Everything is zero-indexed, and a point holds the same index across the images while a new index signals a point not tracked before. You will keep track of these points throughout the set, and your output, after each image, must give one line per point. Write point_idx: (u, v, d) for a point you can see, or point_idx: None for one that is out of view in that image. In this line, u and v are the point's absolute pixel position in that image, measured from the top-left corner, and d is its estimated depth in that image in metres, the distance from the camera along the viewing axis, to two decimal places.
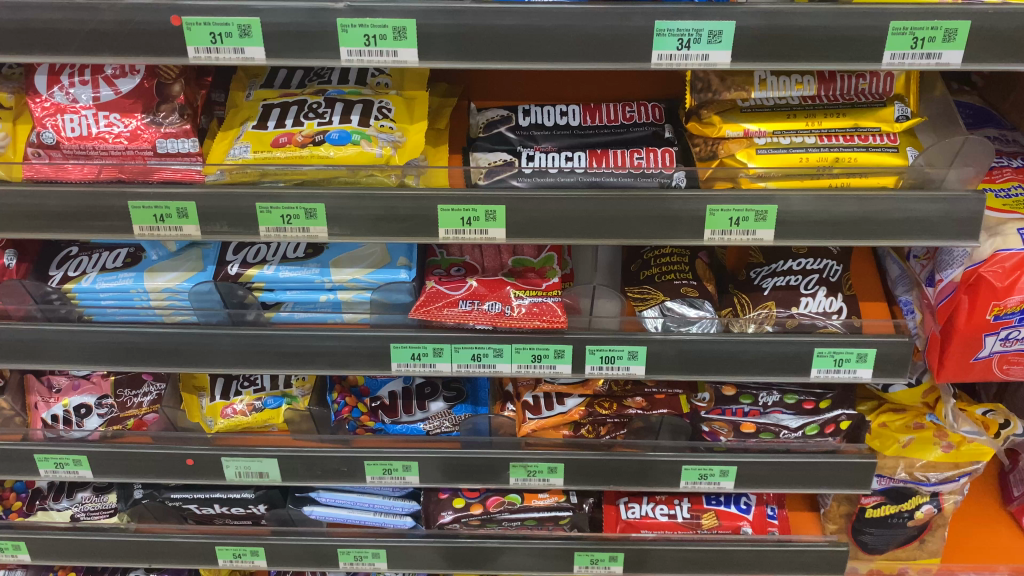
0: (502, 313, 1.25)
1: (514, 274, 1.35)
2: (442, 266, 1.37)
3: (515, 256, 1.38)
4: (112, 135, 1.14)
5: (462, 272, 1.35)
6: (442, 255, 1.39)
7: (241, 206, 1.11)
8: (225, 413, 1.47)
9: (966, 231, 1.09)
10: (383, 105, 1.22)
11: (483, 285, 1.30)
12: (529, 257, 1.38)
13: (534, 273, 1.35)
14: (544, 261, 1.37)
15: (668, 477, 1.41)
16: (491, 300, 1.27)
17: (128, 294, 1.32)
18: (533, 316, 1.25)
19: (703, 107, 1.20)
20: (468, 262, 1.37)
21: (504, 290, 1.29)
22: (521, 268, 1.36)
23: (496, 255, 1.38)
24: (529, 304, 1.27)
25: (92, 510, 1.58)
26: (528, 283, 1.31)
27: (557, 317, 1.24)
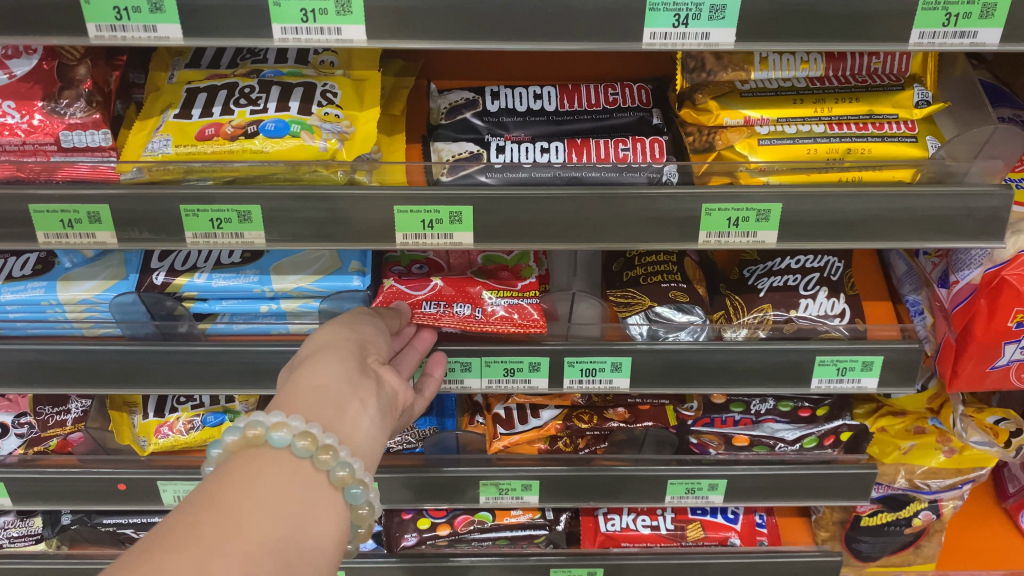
0: (473, 315, 1.10)
1: (482, 271, 1.18)
2: (402, 264, 1.19)
3: (485, 252, 1.21)
4: (7, 127, 0.97)
5: (426, 270, 1.18)
6: (402, 253, 1.21)
7: (162, 210, 0.95)
8: (160, 433, 1.30)
9: (991, 230, 0.97)
10: (327, 88, 1.05)
11: (447, 284, 1.13)
12: (503, 254, 1.21)
13: (506, 269, 1.18)
14: (519, 257, 1.20)
15: (652, 493, 1.30)
16: (459, 302, 1.11)
17: (38, 305, 1.13)
18: (505, 319, 1.10)
19: (697, 91, 1.05)
20: (432, 260, 1.20)
21: (473, 289, 1.13)
22: (493, 265, 1.19)
23: (465, 254, 1.21)
24: (500, 306, 1.12)
25: (17, 536, 1.42)
26: (501, 283, 1.15)
27: (536, 322, 1.10)
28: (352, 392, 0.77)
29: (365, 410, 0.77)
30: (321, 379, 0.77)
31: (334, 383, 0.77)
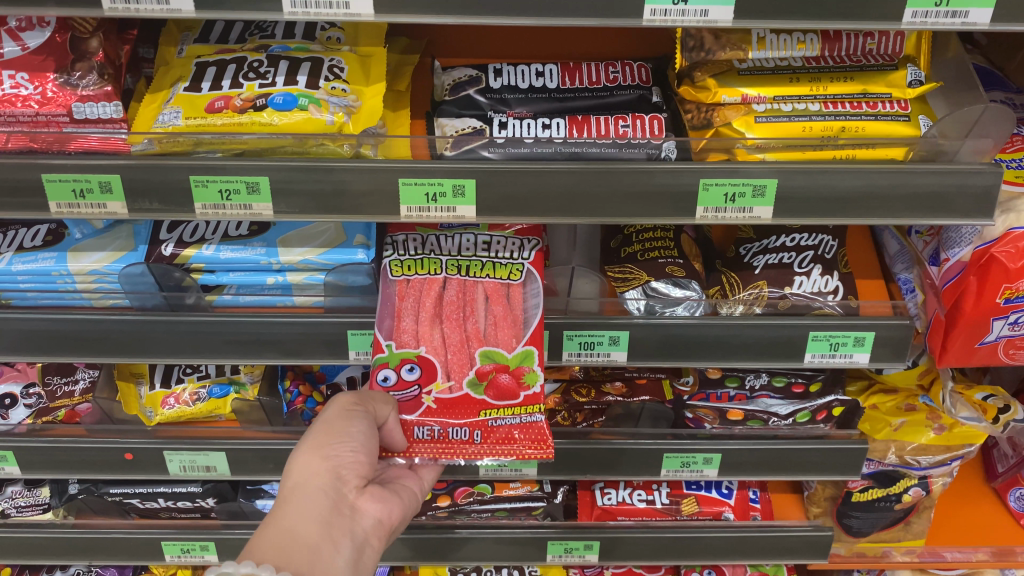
0: (471, 438, 1.01)
1: (478, 377, 1.04)
2: (390, 363, 1.04)
3: (484, 347, 1.06)
4: (21, 98, 0.99)
5: (418, 375, 1.04)
6: (391, 349, 1.06)
7: (172, 180, 0.97)
8: (166, 403, 1.34)
9: (981, 207, 0.99)
10: (333, 63, 1.07)
11: (440, 403, 1.03)
12: (504, 351, 1.06)
13: (505, 375, 1.04)
14: (521, 357, 1.05)
15: (648, 467, 1.32)
16: (455, 425, 1.01)
17: (48, 276, 1.15)
18: (508, 443, 1.00)
19: (696, 69, 1.07)
20: (426, 359, 1.05)
21: (471, 410, 1.02)
22: (492, 365, 1.05)
23: (462, 344, 1.06)
24: (502, 426, 1.01)
25: (24, 505, 1.45)
26: (504, 393, 1.03)
27: (544, 449, 0.99)
28: (324, 538, 0.87)
29: (337, 554, 0.87)
30: (295, 529, 0.86)
31: (305, 533, 0.86)
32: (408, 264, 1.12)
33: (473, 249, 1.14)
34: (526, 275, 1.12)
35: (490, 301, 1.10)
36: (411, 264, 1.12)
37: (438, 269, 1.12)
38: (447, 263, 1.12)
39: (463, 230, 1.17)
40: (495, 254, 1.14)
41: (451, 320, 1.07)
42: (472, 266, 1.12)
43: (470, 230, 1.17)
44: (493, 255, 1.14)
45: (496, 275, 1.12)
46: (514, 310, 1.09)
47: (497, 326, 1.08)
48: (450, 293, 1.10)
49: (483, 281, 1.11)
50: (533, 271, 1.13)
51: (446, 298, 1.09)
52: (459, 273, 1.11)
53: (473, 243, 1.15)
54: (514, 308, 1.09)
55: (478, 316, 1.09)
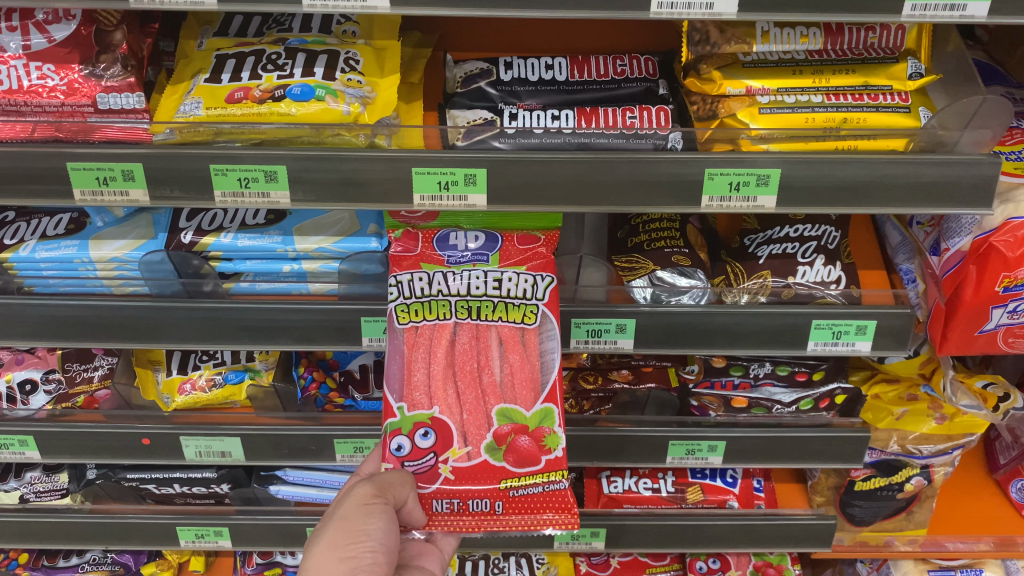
0: (493, 510, 1.01)
1: (496, 441, 1.02)
2: (404, 430, 1.02)
3: (501, 406, 1.03)
4: (47, 89, 1.02)
5: (433, 440, 1.02)
6: (403, 412, 1.03)
7: (192, 168, 1.01)
8: (183, 389, 1.37)
9: (979, 197, 1.02)
10: (349, 56, 1.10)
11: (458, 473, 1.02)
12: (521, 408, 1.03)
13: (524, 437, 1.02)
14: (540, 416, 1.03)
15: (653, 454, 1.35)
16: (475, 497, 1.01)
17: (71, 263, 1.19)
18: (531, 512, 1.01)
19: (702, 61, 1.09)
20: (440, 421, 1.03)
21: (491, 480, 1.01)
22: (510, 426, 1.02)
23: (477, 403, 1.04)
24: (524, 494, 1.02)
25: (42, 491, 1.48)
26: (524, 458, 1.02)
27: (569, 519, 1.00)
28: None
29: None
30: None
31: None
32: (416, 308, 1.06)
33: (484, 287, 1.07)
34: (541, 318, 1.06)
35: (506, 349, 1.05)
36: (418, 308, 1.06)
37: (448, 313, 1.06)
38: (458, 306, 1.06)
39: (467, 265, 1.08)
40: (507, 292, 1.07)
41: (465, 375, 1.04)
42: (483, 309, 1.06)
43: (478, 263, 1.08)
44: (505, 294, 1.07)
45: (509, 318, 1.06)
46: (531, 359, 1.05)
47: (513, 381, 1.04)
48: (462, 343, 1.05)
49: (497, 325, 1.06)
50: (549, 313, 1.07)
51: (459, 347, 1.05)
52: (470, 316, 1.06)
53: (481, 278, 1.07)
54: (530, 355, 1.05)
55: (493, 371, 1.05)
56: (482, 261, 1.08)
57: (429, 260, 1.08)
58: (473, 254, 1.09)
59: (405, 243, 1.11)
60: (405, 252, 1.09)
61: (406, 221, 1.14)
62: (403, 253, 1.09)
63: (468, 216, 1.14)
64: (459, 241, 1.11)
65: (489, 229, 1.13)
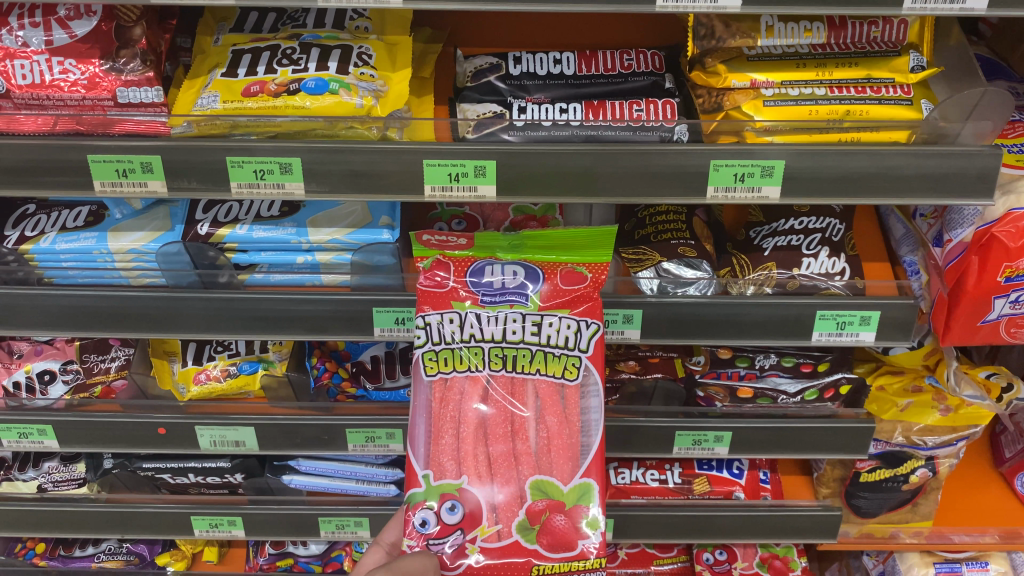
0: None
1: (530, 518, 0.97)
2: (429, 502, 0.97)
3: (535, 479, 0.99)
4: (68, 83, 1.05)
5: (460, 516, 0.97)
6: (429, 481, 0.98)
7: (209, 160, 1.03)
8: (198, 379, 1.39)
9: (980, 188, 1.03)
10: (362, 51, 1.13)
11: (487, 555, 0.96)
12: (557, 482, 0.99)
13: (560, 516, 0.97)
14: (578, 493, 0.98)
15: (661, 444, 1.37)
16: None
17: (90, 254, 1.22)
18: None
19: (707, 55, 1.11)
20: (469, 493, 0.98)
21: (524, 566, 0.95)
22: (544, 501, 0.98)
23: (510, 473, 0.99)
24: None
25: (59, 480, 1.51)
26: (562, 541, 0.96)
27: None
28: None
29: None
30: None
31: None
32: (447, 356, 1.02)
33: (520, 333, 1.01)
34: (583, 372, 1.02)
35: (544, 408, 1.02)
36: (446, 357, 1.02)
37: (481, 363, 1.02)
38: (492, 355, 1.02)
39: (504, 305, 1.02)
40: (547, 339, 1.02)
41: (497, 439, 1.01)
42: (519, 359, 1.02)
43: (516, 304, 1.02)
44: (544, 342, 1.02)
45: (547, 370, 1.02)
46: (570, 421, 1.01)
47: (549, 449, 1.00)
48: (495, 397, 1.02)
49: (534, 379, 1.02)
50: (592, 367, 1.02)
51: (491, 402, 1.02)
52: (505, 368, 1.02)
53: (519, 322, 1.01)
54: (570, 415, 1.01)
55: (528, 436, 1.01)
56: (521, 302, 1.02)
57: (462, 297, 1.02)
58: (512, 292, 1.02)
59: (437, 274, 1.04)
60: (436, 287, 1.03)
61: (437, 248, 1.06)
62: (434, 288, 1.03)
63: (505, 245, 1.07)
64: (495, 276, 1.03)
65: (528, 261, 1.04)
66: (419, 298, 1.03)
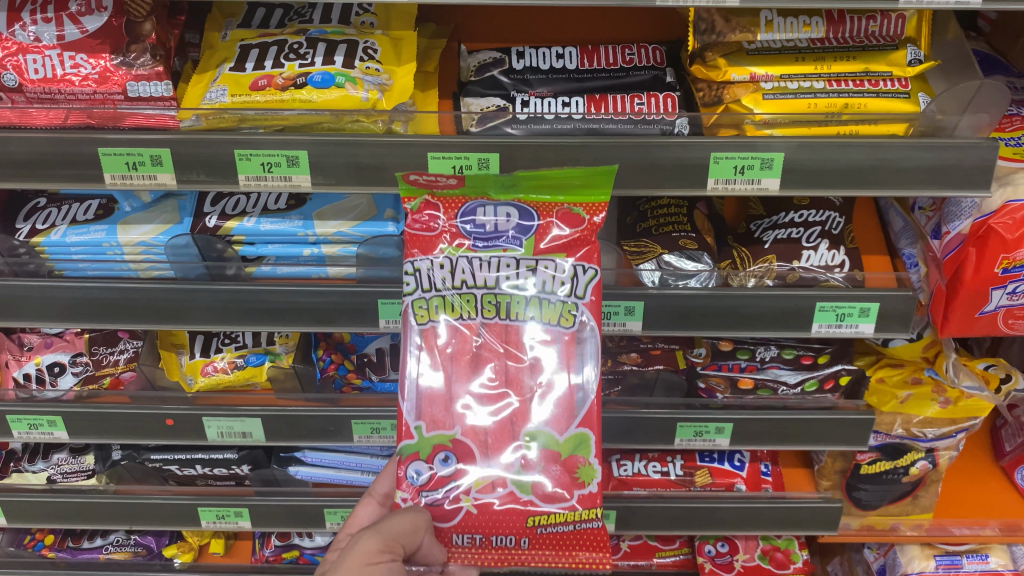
0: (519, 547, 0.94)
1: (526, 469, 0.94)
2: (422, 454, 0.95)
3: (532, 428, 0.96)
4: (79, 77, 1.07)
5: (453, 467, 0.95)
6: (420, 433, 0.96)
7: (218, 153, 1.05)
8: (205, 371, 1.40)
9: (977, 180, 1.05)
10: (368, 45, 1.15)
11: (481, 506, 0.94)
12: (554, 433, 0.95)
13: (556, 466, 0.95)
14: (574, 443, 0.95)
15: (662, 435, 1.38)
16: (499, 535, 0.94)
17: (100, 247, 1.24)
18: (563, 551, 0.95)
19: (708, 49, 1.13)
20: (462, 445, 0.95)
21: (520, 516, 0.94)
22: (541, 452, 0.95)
23: (504, 425, 0.96)
24: (554, 532, 0.94)
25: (69, 472, 1.53)
26: (559, 491, 0.94)
27: (603, 560, 0.94)
28: None
29: None
30: None
31: None
32: (439, 304, 0.97)
33: (515, 277, 0.97)
34: (582, 317, 0.97)
35: (541, 356, 0.97)
36: (437, 304, 0.97)
37: (474, 311, 0.97)
38: (487, 303, 0.97)
39: (496, 250, 0.97)
40: (544, 284, 0.97)
41: (491, 390, 0.97)
42: (515, 305, 0.97)
43: (510, 249, 0.97)
44: (541, 286, 0.97)
45: (544, 318, 0.97)
46: (568, 369, 0.97)
47: (546, 401, 0.96)
48: (490, 345, 0.97)
49: (531, 326, 0.97)
50: (591, 311, 0.97)
51: (485, 351, 0.97)
52: (500, 315, 0.97)
53: (515, 265, 0.97)
54: (568, 363, 0.97)
55: (524, 385, 0.97)
56: (515, 246, 0.96)
57: (453, 242, 0.96)
58: (504, 236, 0.96)
59: (426, 217, 0.97)
60: (425, 230, 0.97)
61: (426, 187, 0.97)
62: (422, 231, 0.97)
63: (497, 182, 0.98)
64: (486, 217, 0.97)
65: (522, 201, 0.97)
66: (408, 243, 0.98)
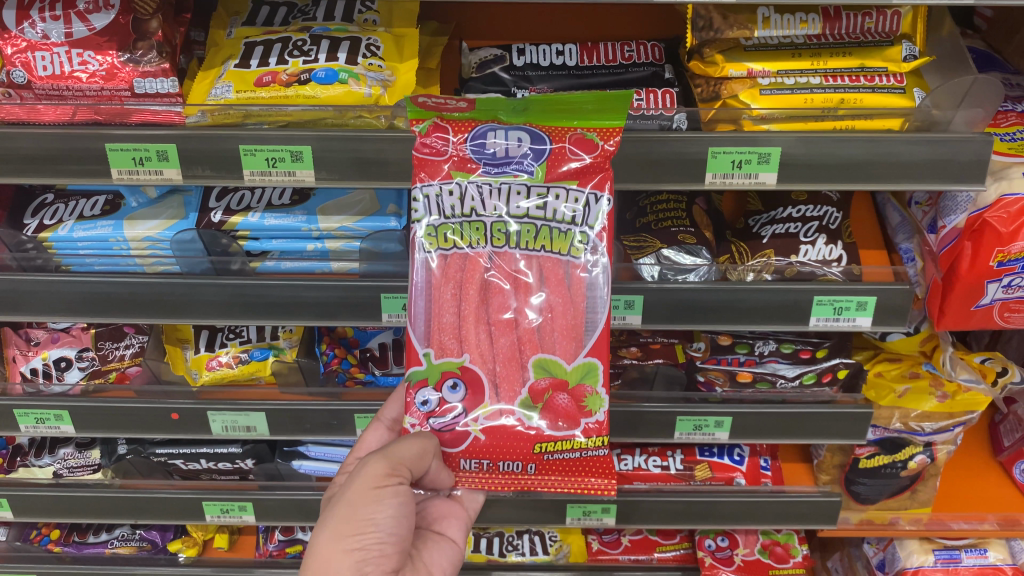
0: (526, 471, 1.00)
1: (532, 397, 0.99)
2: (432, 380, 1.00)
3: (540, 355, 0.99)
4: (87, 74, 1.09)
5: (462, 393, 1.00)
6: (430, 360, 1.00)
7: (223, 149, 1.06)
8: (209, 365, 1.43)
9: (970, 175, 1.06)
10: (371, 42, 1.16)
11: (488, 432, 0.99)
12: (561, 361, 0.99)
13: (562, 394, 0.99)
14: (581, 372, 0.99)
15: (663, 429, 1.39)
16: (507, 459, 1.00)
17: (106, 242, 1.26)
18: (567, 474, 1.01)
19: (705, 46, 1.14)
20: (470, 371, 1.00)
21: (526, 443, 0.99)
22: (547, 380, 0.99)
23: (512, 352, 1.00)
24: (559, 458, 1.00)
25: (74, 466, 1.55)
26: (564, 419, 0.99)
27: (608, 485, 1.00)
28: None
29: None
30: None
31: None
32: (447, 231, 1.00)
33: (523, 207, 0.98)
34: (590, 249, 0.99)
35: (549, 286, 0.99)
36: (446, 234, 0.99)
37: (483, 240, 1.00)
38: (495, 232, 0.99)
39: (506, 175, 0.98)
40: (552, 215, 0.98)
41: (499, 320, 1.00)
42: (523, 235, 0.99)
43: (520, 174, 0.98)
44: (549, 217, 0.98)
45: (552, 247, 0.99)
46: (575, 301, 0.99)
47: (553, 331, 0.99)
48: (498, 272, 1.00)
49: (539, 257, 1.00)
50: (599, 242, 0.99)
51: (493, 281, 1.00)
52: (509, 244, 0.99)
53: (523, 193, 0.98)
54: (575, 295, 0.99)
55: (531, 314, 1.00)
56: (525, 172, 0.97)
57: (463, 168, 0.98)
58: (514, 161, 0.97)
59: (435, 140, 0.98)
60: (433, 154, 0.98)
61: (434, 109, 0.97)
62: (431, 155, 0.98)
63: (507, 106, 0.98)
64: (497, 141, 0.98)
65: (533, 126, 0.98)
66: (415, 166, 0.98)
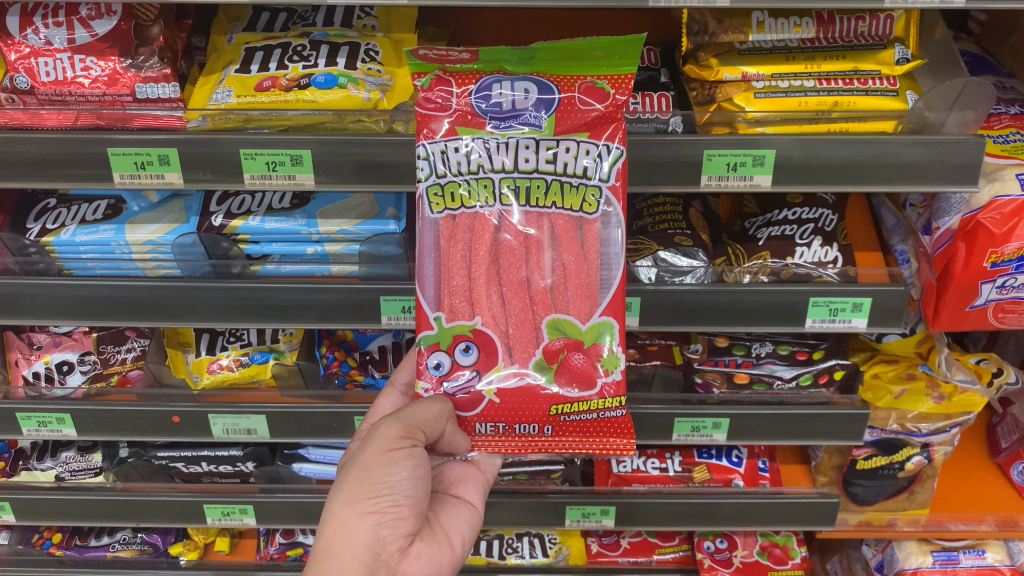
0: (543, 432, 1.02)
1: (547, 357, 1.01)
2: (444, 344, 1.01)
3: (553, 316, 1.01)
4: (90, 80, 1.10)
5: (475, 355, 1.01)
6: (442, 323, 1.01)
7: (224, 153, 1.07)
8: (211, 369, 1.45)
9: (961, 176, 1.07)
10: (370, 47, 1.18)
11: (503, 394, 1.01)
12: (575, 321, 1.01)
13: (577, 354, 1.01)
14: (596, 332, 1.01)
15: (661, 431, 1.40)
16: (523, 421, 1.01)
17: (109, 246, 1.27)
18: (584, 434, 1.02)
19: (701, 50, 1.17)
20: (482, 333, 1.01)
21: (542, 404, 1.00)
22: (562, 340, 1.01)
23: (525, 313, 1.01)
24: (575, 419, 1.02)
25: (77, 469, 1.55)
26: (579, 379, 1.01)
27: (627, 444, 1.02)
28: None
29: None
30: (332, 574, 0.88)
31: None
32: (455, 190, 1.00)
33: (533, 162, 0.99)
34: (602, 205, 1.00)
35: (561, 244, 1.01)
36: (453, 193, 1.00)
37: (492, 199, 1.00)
38: (503, 190, 1.00)
39: (512, 129, 0.98)
40: (562, 170, 1.00)
41: (511, 279, 1.01)
42: (534, 192, 1.00)
43: (525, 128, 0.98)
44: (559, 172, 1.00)
45: (564, 204, 1.01)
46: (588, 258, 1.01)
47: (566, 291, 1.01)
48: (509, 231, 1.01)
49: (552, 214, 1.01)
50: (611, 198, 1.00)
51: (505, 242, 1.01)
52: (520, 202, 1.00)
53: (533, 149, 0.99)
54: (587, 252, 1.01)
55: (545, 273, 1.01)
56: (530, 125, 0.98)
57: (468, 121, 0.98)
58: (519, 115, 0.98)
59: (439, 91, 0.98)
60: (437, 108, 0.98)
61: (438, 62, 0.99)
62: (435, 110, 0.98)
63: (513, 57, 1.00)
64: (503, 94, 0.98)
65: (538, 75, 0.99)
66: (420, 121, 0.99)
